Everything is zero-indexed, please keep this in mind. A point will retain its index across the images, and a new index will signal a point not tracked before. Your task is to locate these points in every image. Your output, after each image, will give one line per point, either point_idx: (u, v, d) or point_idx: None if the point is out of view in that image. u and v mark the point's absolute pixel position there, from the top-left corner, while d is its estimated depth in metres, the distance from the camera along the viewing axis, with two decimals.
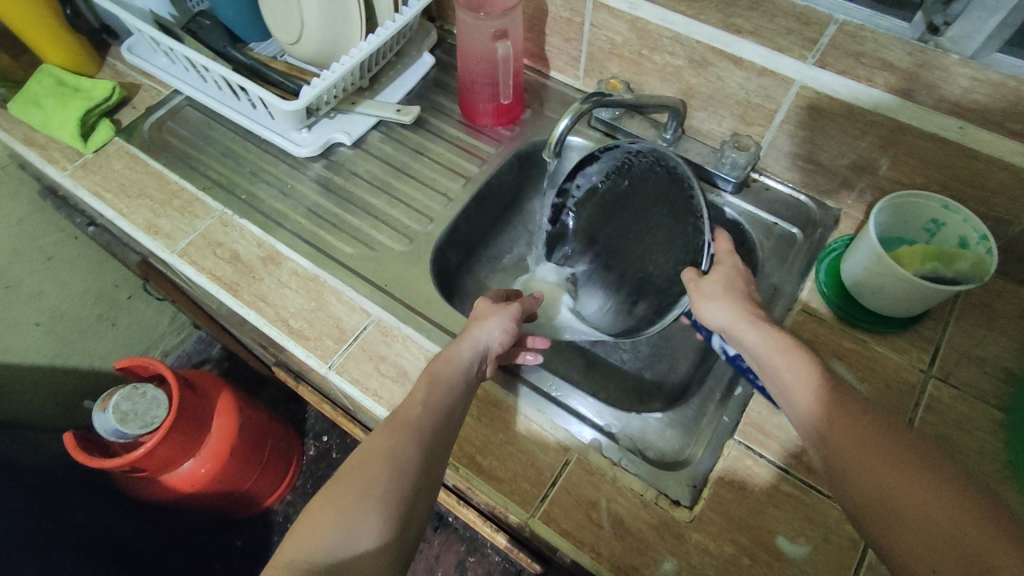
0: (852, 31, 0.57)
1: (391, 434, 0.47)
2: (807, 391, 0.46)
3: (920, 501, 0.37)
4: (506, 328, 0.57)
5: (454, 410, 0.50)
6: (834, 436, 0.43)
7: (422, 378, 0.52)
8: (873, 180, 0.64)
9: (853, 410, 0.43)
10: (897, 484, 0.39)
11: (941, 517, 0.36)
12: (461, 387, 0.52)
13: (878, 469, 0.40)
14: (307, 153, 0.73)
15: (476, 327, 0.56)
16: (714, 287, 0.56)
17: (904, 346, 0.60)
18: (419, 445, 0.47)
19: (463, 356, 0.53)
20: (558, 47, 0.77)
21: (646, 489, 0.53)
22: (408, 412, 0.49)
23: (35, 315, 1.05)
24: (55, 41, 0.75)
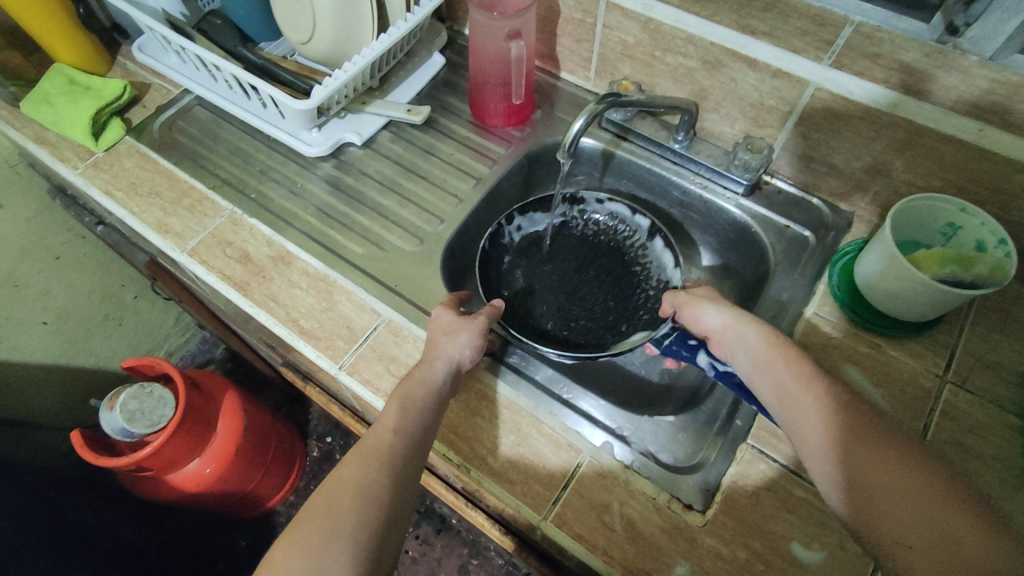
0: (868, 32, 0.54)
1: (359, 464, 0.47)
2: (810, 381, 0.46)
3: (912, 497, 0.39)
4: (477, 342, 0.56)
5: (426, 436, 0.50)
6: (830, 425, 0.43)
7: (392, 400, 0.51)
8: (887, 183, 0.64)
9: (849, 404, 0.44)
10: (892, 481, 0.39)
11: (933, 514, 0.38)
12: (431, 409, 0.51)
13: (874, 464, 0.40)
14: (318, 153, 0.73)
15: (446, 343, 0.55)
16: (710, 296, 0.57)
17: (919, 351, 0.59)
18: (391, 474, 0.47)
19: (433, 374, 0.53)
20: (570, 48, 0.76)
21: (658, 492, 0.53)
22: (378, 440, 0.49)
23: (42, 314, 1.04)
24: (67, 40, 0.76)
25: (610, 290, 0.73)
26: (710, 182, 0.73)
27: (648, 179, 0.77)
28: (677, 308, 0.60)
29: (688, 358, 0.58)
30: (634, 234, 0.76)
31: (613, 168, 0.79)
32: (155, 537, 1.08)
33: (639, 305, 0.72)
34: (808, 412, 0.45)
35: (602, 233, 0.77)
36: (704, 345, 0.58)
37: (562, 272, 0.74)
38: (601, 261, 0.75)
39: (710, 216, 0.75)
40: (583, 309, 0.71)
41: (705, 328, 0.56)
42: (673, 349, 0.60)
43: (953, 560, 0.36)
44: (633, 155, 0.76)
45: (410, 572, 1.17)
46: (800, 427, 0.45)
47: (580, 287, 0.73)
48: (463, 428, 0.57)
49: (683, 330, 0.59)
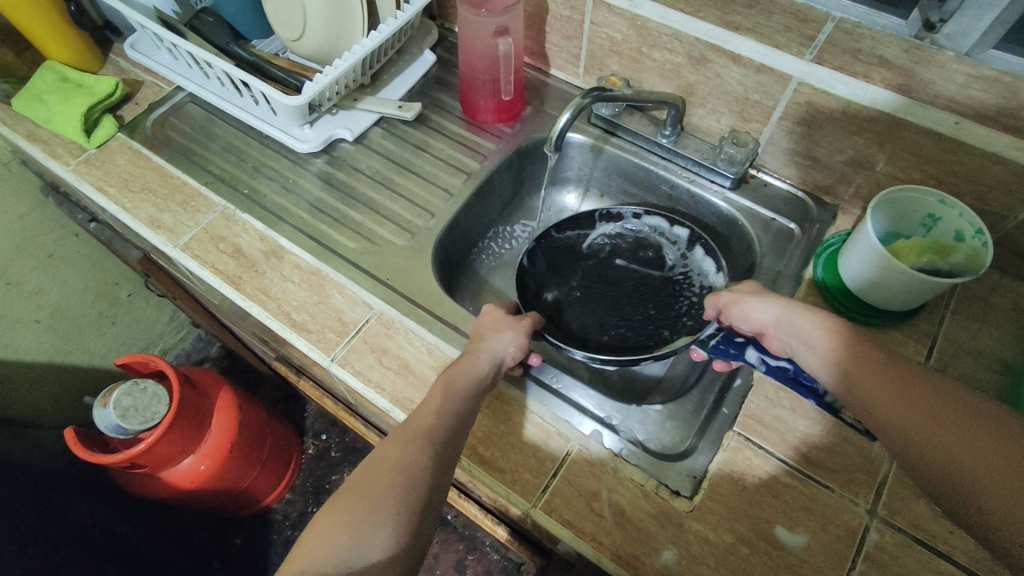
0: (849, 29, 0.56)
1: (403, 444, 0.47)
2: (839, 348, 0.47)
3: (965, 447, 0.38)
4: (520, 341, 0.57)
5: (465, 421, 0.50)
6: (868, 389, 0.44)
7: (436, 387, 0.52)
8: (869, 175, 0.65)
9: (876, 361, 0.44)
10: (920, 431, 0.40)
11: (994, 461, 0.37)
12: (472, 399, 0.52)
13: (911, 421, 0.41)
14: (309, 149, 0.74)
15: (492, 340, 0.56)
16: (757, 290, 0.55)
17: (901, 339, 0.60)
18: (433, 453, 0.46)
19: (476, 368, 0.53)
20: (559, 45, 0.77)
21: (646, 479, 0.54)
22: (421, 422, 0.49)
23: (36, 311, 1.04)
24: (59, 37, 0.76)
25: (648, 300, 0.72)
26: (698, 176, 0.74)
27: (637, 173, 0.78)
28: (722, 308, 0.58)
29: (737, 356, 0.56)
30: (673, 245, 0.74)
31: (603, 163, 0.80)
32: (147, 534, 1.08)
33: (682, 314, 0.70)
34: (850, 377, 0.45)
35: (640, 245, 0.76)
36: (752, 341, 0.56)
37: (600, 284, 0.74)
38: (639, 271, 0.74)
39: (699, 210, 0.76)
40: (621, 319, 0.71)
41: (756, 325, 0.54)
42: (720, 349, 0.57)
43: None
44: (622, 150, 0.77)
45: None
46: (843, 393, 0.46)
47: (617, 298, 0.73)
48: None
49: (729, 329, 0.58)
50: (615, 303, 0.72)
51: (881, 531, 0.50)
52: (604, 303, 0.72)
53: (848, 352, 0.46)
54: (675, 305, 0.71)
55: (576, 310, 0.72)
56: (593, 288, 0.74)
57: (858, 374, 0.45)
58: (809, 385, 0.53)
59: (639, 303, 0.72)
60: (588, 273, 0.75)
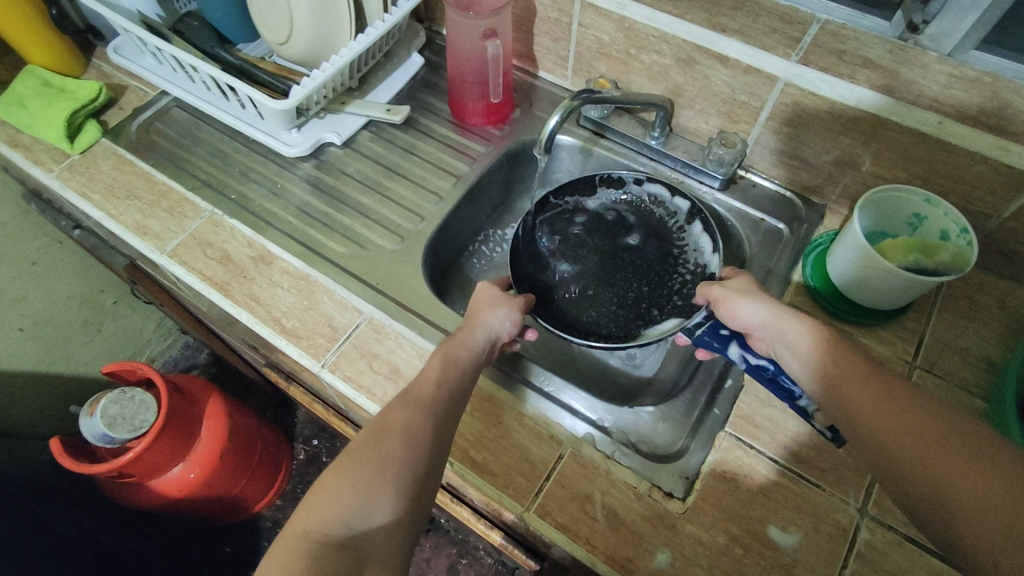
0: (835, 30, 0.57)
1: (406, 410, 0.47)
2: (818, 358, 0.47)
3: (967, 482, 0.37)
4: (515, 318, 0.59)
5: (466, 388, 0.50)
6: (866, 411, 0.43)
7: (435, 357, 0.52)
8: (856, 175, 0.65)
9: (855, 372, 0.45)
10: (898, 444, 0.41)
11: (995, 499, 0.36)
12: (471, 372, 0.52)
13: (888, 435, 0.41)
14: (297, 153, 0.73)
15: (489, 315, 0.57)
16: (748, 290, 0.56)
17: (889, 338, 0.61)
18: (435, 420, 0.46)
19: (475, 339, 0.54)
20: (547, 47, 0.77)
21: (639, 481, 0.54)
22: (422, 390, 0.48)
23: (19, 320, 1.03)
24: (41, 42, 0.75)
25: (644, 275, 0.73)
26: (687, 177, 0.75)
27: None
28: (713, 305, 0.59)
29: (719, 350, 0.56)
30: (671, 216, 0.74)
31: (592, 165, 0.80)
32: (135, 544, 1.05)
33: (675, 289, 0.71)
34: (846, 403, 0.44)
35: (637, 216, 0.76)
36: (736, 336, 0.56)
37: (595, 256, 0.74)
38: (636, 243, 0.75)
39: None
40: (615, 293, 0.72)
41: (744, 325, 0.55)
42: (704, 341, 0.57)
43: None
44: (611, 152, 0.77)
45: None
46: (824, 404, 0.46)
47: (612, 271, 0.73)
48: None
49: (716, 321, 0.58)
50: (609, 277, 0.73)
51: (871, 529, 0.50)
52: (598, 276, 0.73)
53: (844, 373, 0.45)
54: (669, 280, 0.72)
55: (569, 282, 0.73)
56: (588, 260, 0.74)
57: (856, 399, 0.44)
58: (785, 385, 0.52)
59: (634, 278, 0.72)
60: (585, 244, 0.75)
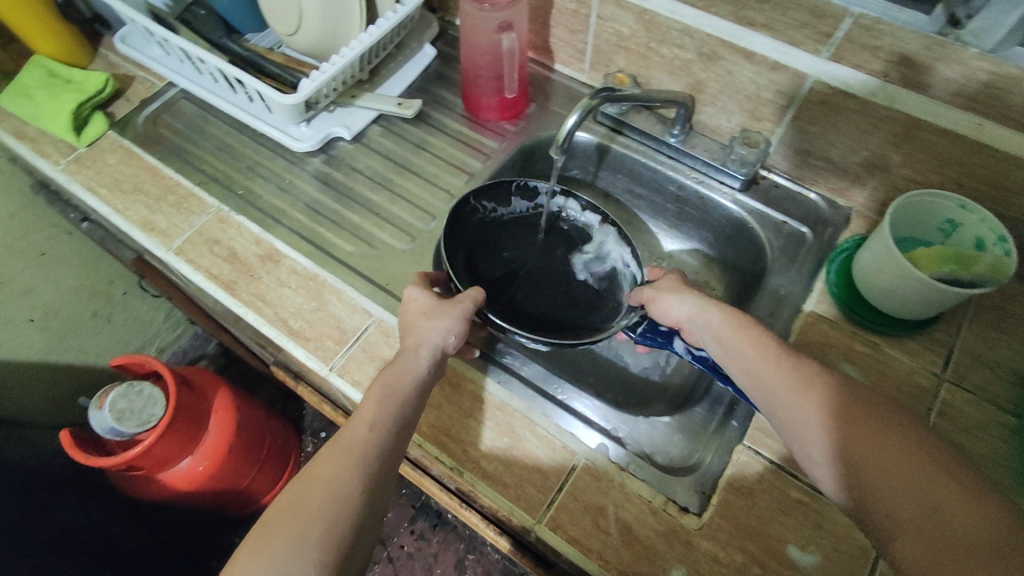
0: (869, 24, 0.54)
1: (330, 462, 0.45)
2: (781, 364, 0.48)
3: (925, 477, 0.39)
4: (460, 330, 0.53)
5: (405, 427, 0.49)
6: (832, 417, 0.44)
7: (371, 394, 0.49)
8: (886, 177, 0.62)
9: (822, 381, 0.46)
10: (867, 445, 0.41)
11: (950, 495, 0.37)
12: (415, 400, 0.50)
13: (857, 438, 0.42)
14: (306, 148, 0.71)
15: (429, 332, 0.52)
16: (674, 288, 0.57)
17: (917, 350, 0.58)
18: (367, 473, 0.45)
19: (417, 363, 0.51)
20: (564, 39, 0.75)
21: (653, 495, 0.52)
22: (354, 435, 0.47)
23: (29, 311, 1.03)
24: (46, 31, 0.73)
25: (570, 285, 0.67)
26: (706, 177, 0.72)
27: (643, 174, 0.76)
28: (641, 304, 0.60)
29: (665, 345, 0.60)
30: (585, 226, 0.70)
31: (608, 161, 0.78)
32: (145, 537, 1.06)
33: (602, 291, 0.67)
34: (789, 398, 0.46)
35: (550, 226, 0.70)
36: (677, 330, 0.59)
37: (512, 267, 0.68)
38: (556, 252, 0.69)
39: (706, 210, 0.74)
40: (543, 301, 0.66)
41: (672, 321, 0.57)
42: (648, 337, 0.60)
43: (954, 540, 0.36)
44: (628, 149, 0.75)
45: (407, 567, 1.17)
46: (781, 410, 0.46)
47: (537, 281, 0.67)
48: (455, 429, 0.56)
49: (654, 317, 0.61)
50: (536, 285, 0.67)
51: None
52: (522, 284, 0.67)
53: (792, 371, 0.47)
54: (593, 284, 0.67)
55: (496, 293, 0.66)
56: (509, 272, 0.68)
57: (802, 397, 0.45)
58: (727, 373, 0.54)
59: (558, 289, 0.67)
60: (501, 255, 0.68)
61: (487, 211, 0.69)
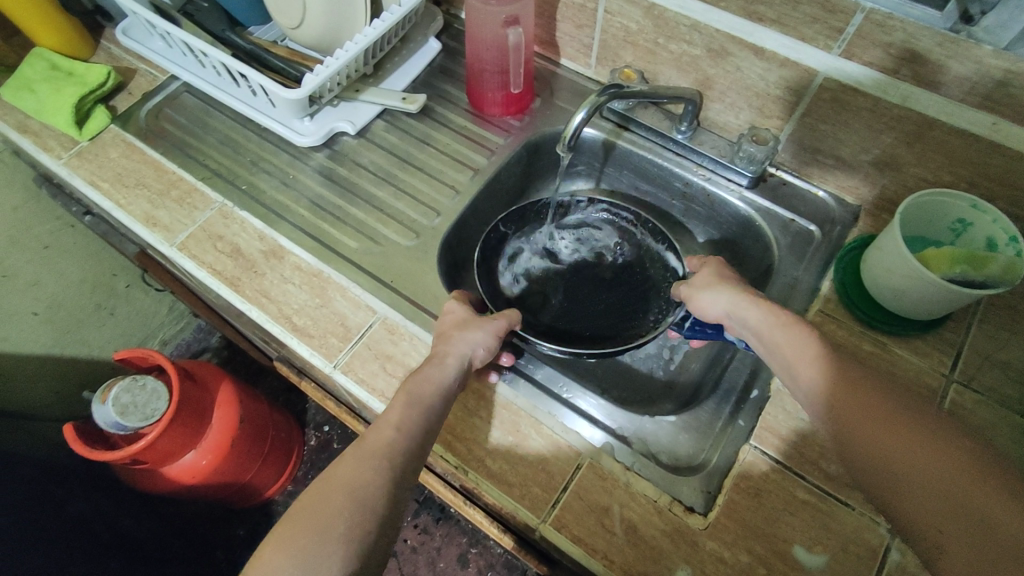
0: (880, 20, 0.52)
1: (355, 462, 0.45)
2: (812, 360, 0.47)
3: (962, 481, 0.38)
4: (491, 343, 0.55)
5: (429, 432, 0.49)
6: (863, 413, 0.42)
7: (398, 396, 0.50)
8: (897, 176, 0.62)
9: (852, 377, 0.45)
10: (897, 444, 0.40)
11: (989, 501, 0.37)
12: (440, 407, 0.50)
13: (887, 437, 0.41)
14: (310, 142, 0.71)
15: (461, 341, 0.54)
16: (711, 283, 0.58)
17: (926, 350, 0.58)
18: (390, 476, 0.45)
19: (446, 371, 0.51)
20: (570, 34, 0.74)
21: (659, 494, 0.52)
22: (379, 437, 0.47)
23: (33, 304, 1.03)
24: (47, 23, 0.73)
25: (612, 295, 0.71)
26: (714, 174, 0.71)
27: (650, 170, 0.75)
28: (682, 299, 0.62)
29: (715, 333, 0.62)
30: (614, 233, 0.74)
31: (614, 158, 0.77)
32: (151, 527, 1.06)
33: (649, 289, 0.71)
34: (823, 398, 0.45)
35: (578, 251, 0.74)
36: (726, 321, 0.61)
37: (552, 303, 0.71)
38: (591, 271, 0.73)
39: (713, 208, 0.73)
40: (594, 322, 0.69)
41: (709, 316, 0.58)
42: (698, 329, 0.63)
43: (991, 546, 0.36)
44: (635, 145, 0.74)
45: (409, 561, 1.18)
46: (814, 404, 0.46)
47: (583, 304, 0.71)
48: (459, 427, 0.56)
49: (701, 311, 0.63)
50: (581, 307, 0.71)
51: (903, 551, 0.48)
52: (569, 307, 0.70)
53: (826, 369, 0.46)
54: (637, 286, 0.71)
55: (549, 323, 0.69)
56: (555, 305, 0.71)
57: (838, 396, 0.44)
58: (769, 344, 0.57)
59: (606, 306, 0.71)
60: (541, 293, 0.72)
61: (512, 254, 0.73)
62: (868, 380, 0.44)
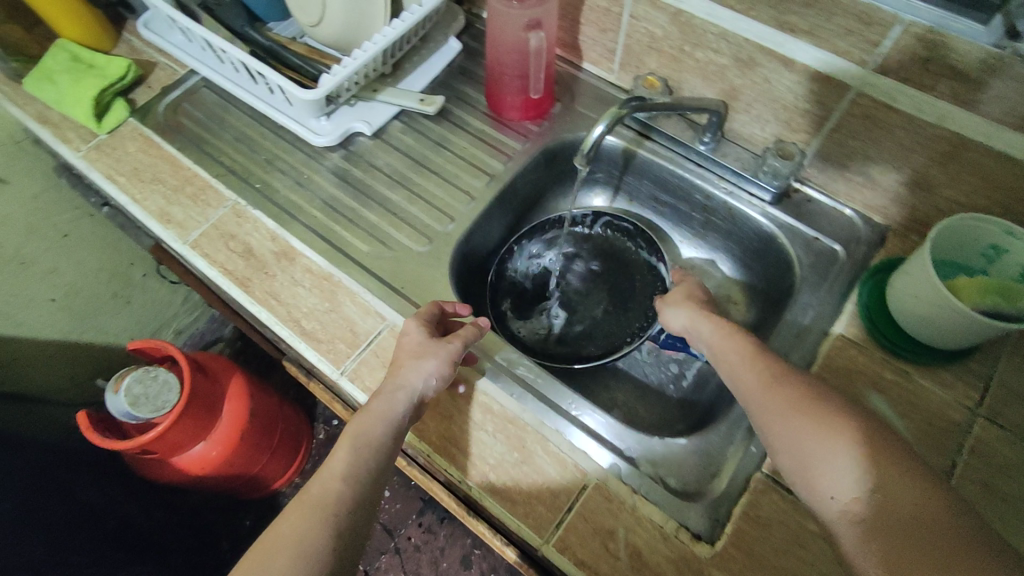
0: (919, 34, 0.49)
1: (298, 517, 0.46)
2: (749, 358, 0.51)
3: (874, 464, 0.42)
4: (444, 372, 0.52)
5: (378, 479, 0.49)
6: (790, 405, 0.47)
7: (344, 440, 0.50)
8: (929, 198, 0.59)
9: (784, 373, 0.49)
10: (816, 431, 0.45)
11: (895, 479, 0.41)
12: (389, 446, 0.50)
13: (808, 424, 0.45)
14: (326, 142, 0.70)
15: (411, 372, 0.52)
16: (676, 297, 0.62)
17: (952, 382, 0.55)
18: (334, 533, 0.45)
19: (394, 408, 0.50)
20: (594, 38, 0.72)
21: (665, 520, 0.51)
22: (324, 489, 0.47)
23: (50, 290, 1.04)
24: (70, 15, 0.72)
25: (613, 313, 0.72)
26: (737, 188, 0.69)
27: (670, 181, 0.73)
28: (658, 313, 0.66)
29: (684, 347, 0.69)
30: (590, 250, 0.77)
31: (634, 167, 0.75)
32: (159, 518, 1.08)
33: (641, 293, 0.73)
34: (755, 395, 0.49)
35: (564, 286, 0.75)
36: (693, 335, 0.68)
37: (566, 342, 0.71)
38: (587, 296, 0.74)
39: (735, 223, 0.71)
40: (603, 341, 0.71)
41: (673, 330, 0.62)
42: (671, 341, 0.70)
43: (896, 519, 0.39)
44: (656, 155, 0.72)
45: (412, 559, 1.18)
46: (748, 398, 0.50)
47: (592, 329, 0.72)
48: (465, 441, 0.55)
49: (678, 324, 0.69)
50: (587, 330, 0.72)
51: None
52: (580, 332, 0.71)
53: (756, 365, 0.51)
54: (629, 292, 0.74)
55: (581, 351, 0.70)
56: (573, 337, 0.71)
57: (765, 390, 0.49)
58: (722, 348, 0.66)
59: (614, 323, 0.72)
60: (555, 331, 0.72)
61: (512, 317, 0.72)
62: (797, 375, 0.49)
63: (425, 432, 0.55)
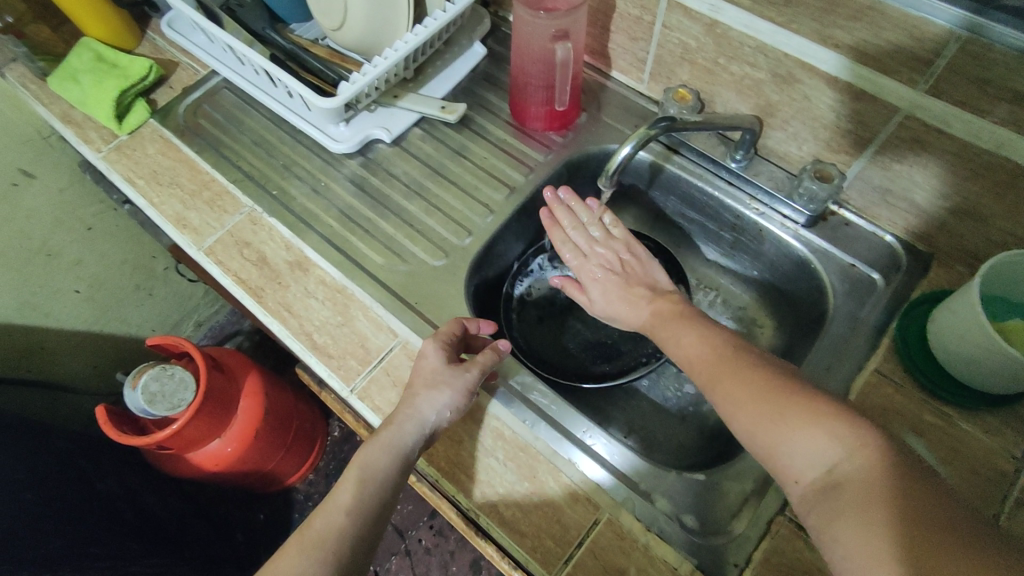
0: (977, 53, 0.45)
1: (299, 552, 0.45)
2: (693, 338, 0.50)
3: (814, 433, 0.39)
4: (458, 403, 0.51)
5: (382, 510, 0.49)
6: (732, 384, 0.45)
7: (351, 471, 0.49)
8: (979, 228, 0.55)
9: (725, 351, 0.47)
10: (758, 407, 0.42)
11: (834, 447, 0.38)
12: (393, 479, 0.49)
13: (748, 401, 0.43)
14: (344, 149, 0.68)
15: (423, 401, 0.50)
16: (609, 279, 0.60)
17: (997, 427, 0.52)
18: (332, 569, 0.45)
19: (404, 439, 0.49)
20: (624, 46, 0.69)
21: (680, 561, 0.49)
22: (325, 524, 0.47)
23: (74, 282, 1.05)
24: (94, 13, 0.72)
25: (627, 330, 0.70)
26: (768, 208, 0.66)
27: (699, 198, 0.70)
28: (575, 293, 0.62)
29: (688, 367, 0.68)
30: None
31: (660, 182, 0.73)
32: (174, 507, 1.09)
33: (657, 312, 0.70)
34: (699, 375, 0.48)
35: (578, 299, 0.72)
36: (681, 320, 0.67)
37: (579, 357, 0.69)
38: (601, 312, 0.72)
39: (766, 244, 0.68)
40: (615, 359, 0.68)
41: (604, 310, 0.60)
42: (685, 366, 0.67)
43: (845, 488, 0.36)
44: (685, 170, 0.69)
45: (422, 562, 1.17)
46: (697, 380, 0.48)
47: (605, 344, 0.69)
48: (474, 468, 0.53)
49: None
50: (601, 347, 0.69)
51: None
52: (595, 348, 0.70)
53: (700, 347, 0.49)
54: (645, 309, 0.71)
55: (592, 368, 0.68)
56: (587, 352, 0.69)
57: (707, 373, 0.47)
58: None
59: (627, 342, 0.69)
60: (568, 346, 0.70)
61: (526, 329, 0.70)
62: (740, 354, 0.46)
63: (433, 457, 0.54)
